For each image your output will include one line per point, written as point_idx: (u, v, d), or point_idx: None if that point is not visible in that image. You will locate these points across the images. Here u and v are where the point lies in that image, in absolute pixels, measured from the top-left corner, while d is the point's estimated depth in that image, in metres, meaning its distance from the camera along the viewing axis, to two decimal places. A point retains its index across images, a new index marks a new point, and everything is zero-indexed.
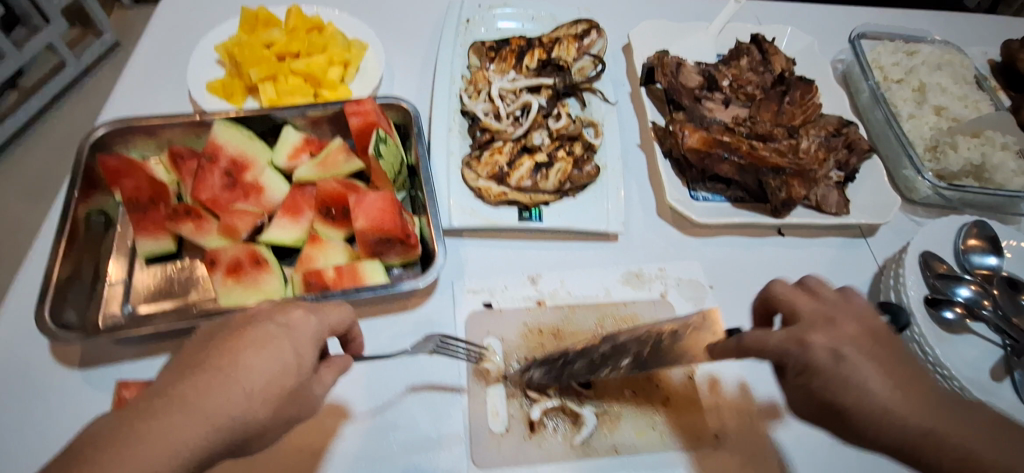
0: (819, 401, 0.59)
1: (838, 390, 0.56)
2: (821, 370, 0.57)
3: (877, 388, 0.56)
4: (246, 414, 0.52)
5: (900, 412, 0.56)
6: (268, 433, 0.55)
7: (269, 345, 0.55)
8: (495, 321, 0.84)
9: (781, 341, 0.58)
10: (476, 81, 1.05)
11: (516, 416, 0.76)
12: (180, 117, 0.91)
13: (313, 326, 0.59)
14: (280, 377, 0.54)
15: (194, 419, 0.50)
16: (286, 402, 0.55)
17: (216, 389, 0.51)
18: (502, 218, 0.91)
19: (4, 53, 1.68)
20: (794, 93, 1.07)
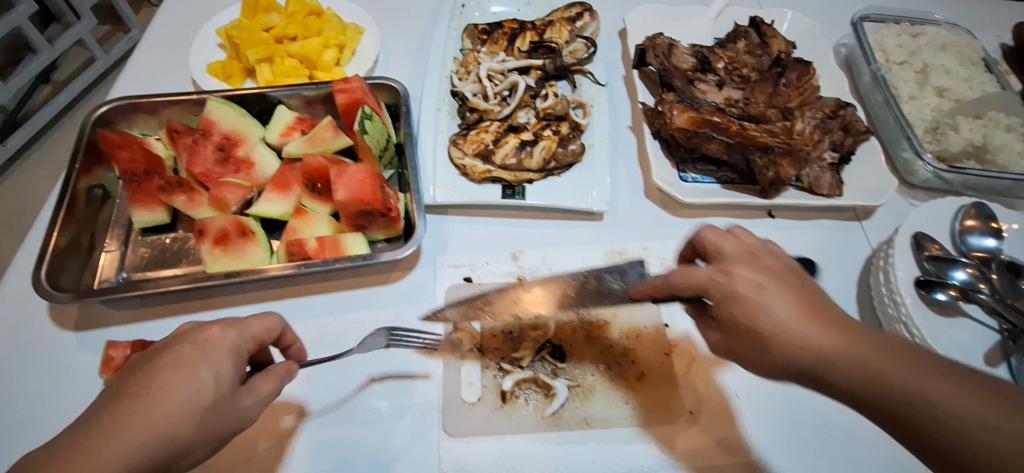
0: (734, 329, 0.60)
1: (750, 315, 0.58)
2: (738, 296, 0.59)
3: (784, 312, 0.58)
4: (168, 431, 0.53)
5: (812, 334, 0.57)
6: (198, 449, 0.56)
7: (186, 365, 0.55)
8: (475, 294, 0.85)
9: (705, 275, 0.61)
10: (468, 63, 1.06)
11: (489, 387, 0.76)
12: (180, 96, 0.95)
13: (233, 340, 0.59)
14: (194, 395, 0.54)
15: (116, 441, 0.51)
16: (211, 417, 0.55)
17: (137, 410, 0.53)
18: (486, 195, 0.92)
19: (38, 47, 1.77)
20: (790, 75, 1.05)
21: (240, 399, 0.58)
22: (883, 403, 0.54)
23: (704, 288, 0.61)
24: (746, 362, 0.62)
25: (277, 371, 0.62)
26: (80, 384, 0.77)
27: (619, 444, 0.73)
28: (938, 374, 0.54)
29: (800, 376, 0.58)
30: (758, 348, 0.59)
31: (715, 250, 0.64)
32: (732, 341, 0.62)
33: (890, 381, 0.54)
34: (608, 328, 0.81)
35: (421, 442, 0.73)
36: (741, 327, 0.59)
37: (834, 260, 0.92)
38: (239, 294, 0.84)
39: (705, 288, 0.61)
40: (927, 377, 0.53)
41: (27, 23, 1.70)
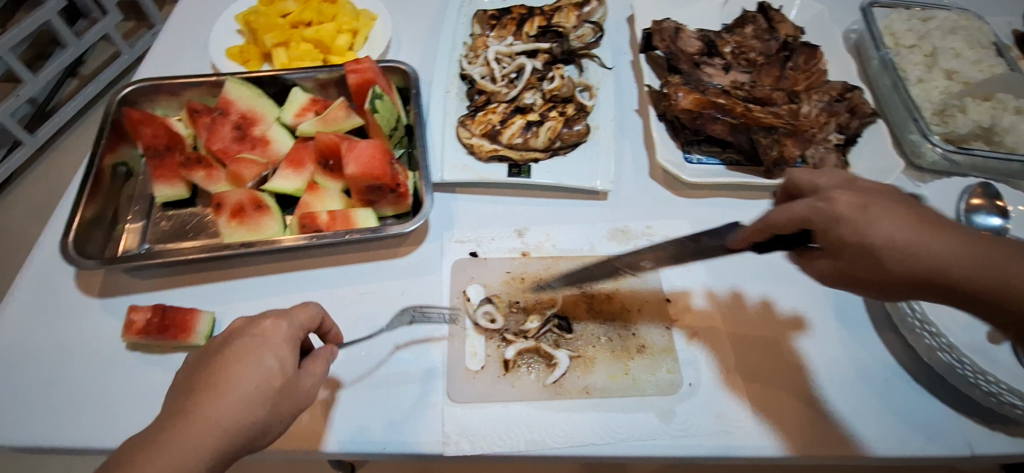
0: (843, 251, 0.61)
1: (860, 233, 0.59)
2: (843, 219, 0.60)
3: (897, 228, 0.59)
4: (247, 418, 0.55)
5: (929, 246, 0.58)
6: (269, 431, 0.58)
7: (253, 355, 0.57)
8: (480, 268, 0.87)
9: (808, 204, 0.62)
10: (477, 47, 1.08)
11: (492, 356, 0.79)
12: (199, 78, 0.99)
13: (288, 329, 0.61)
14: (264, 382, 0.57)
15: (201, 431, 0.53)
16: (280, 400, 0.58)
17: (215, 402, 0.54)
18: (492, 173, 0.94)
19: (66, 41, 1.83)
20: (797, 60, 1.06)
21: (301, 381, 0.61)
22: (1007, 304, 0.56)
23: (808, 220, 0.62)
24: (855, 282, 0.63)
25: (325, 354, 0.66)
26: (103, 347, 0.81)
27: (619, 412, 0.74)
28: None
29: (917, 288, 0.59)
30: (873, 265, 0.60)
31: (809, 188, 0.66)
32: (841, 266, 0.62)
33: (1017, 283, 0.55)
34: (611, 301, 0.84)
35: (425, 408, 0.75)
36: (856, 247, 0.60)
37: None
38: (252, 266, 0.88)
39: (809, 220, 0.62)
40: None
41: (56, 18, 1.76)
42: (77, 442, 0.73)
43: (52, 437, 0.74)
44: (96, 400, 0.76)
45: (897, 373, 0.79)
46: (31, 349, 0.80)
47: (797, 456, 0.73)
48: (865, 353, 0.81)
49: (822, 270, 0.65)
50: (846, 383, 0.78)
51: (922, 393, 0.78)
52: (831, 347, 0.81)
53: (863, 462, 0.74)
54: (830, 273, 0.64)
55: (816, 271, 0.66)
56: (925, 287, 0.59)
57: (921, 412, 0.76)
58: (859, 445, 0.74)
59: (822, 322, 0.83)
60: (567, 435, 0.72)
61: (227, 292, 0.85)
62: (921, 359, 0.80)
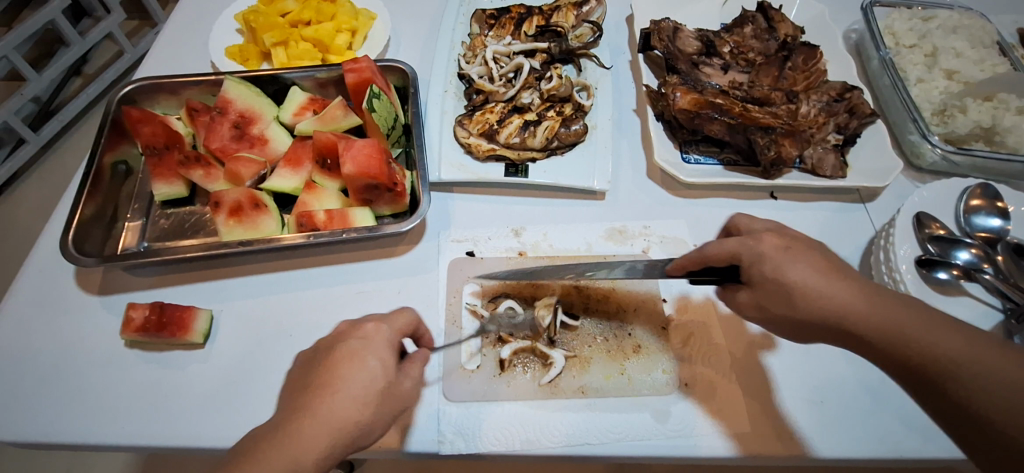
0: (763, 289, 0.64)
1: (778, 273, 0.63)
2: (763, 258, 0.64)
3: (807, 272, 0.62)
4: (355, 416, 0.58)
5: (835, 292, 0.61)
6: (375, 428, 0.60)
7: (357, 359, 0.60)
8: (477, 268, 0.87)
9: (736, 242, 0.66)
10: (475, 46, 1.08)
11: (488, 356, 0.79)
12: (198, 77, 0.99)
13: (387, 334, 0.63)
14: (369, 383, 0.59)
15: (315, 430, 0.56)
16: (383, 400, 0.60)
17: (328, 402, 0.57)
18: (489, 173, 0.94)
19: (69, 40, 1.84)
20: (795, 59, 1.04)
21: (401, 382, 0.63)
22: (896, 354, 0.59)
23: (736, 256, 0.66)
24: (768, 319, 0.66)
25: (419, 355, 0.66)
26: (102, 344, 0.81)
27: (613, 412, 0.74)
28: (943, 329, 0.58)
29: (819, 330, 0.62)
30: (787, 304, 0.63)
31: (747, 230, 0.70)
32: (757, 300, 0.66)
33: (904, 333, 0.58)
34: (608, 300, 0.84)
35: (422, 406, 0.75)
36: (775, 284, 0.63)
37: (836, 241, 0.92)
38: (248, 264, 0.88)
39: (738, 258, 0.66)
40: (945, 332, 0.57)
41: (60, 17, 1.77)
42: (79, 438, 0.74)
43: (53, 432, 0.75)
44: (95, 396, 0.77)
45: None
46: (31, 345, 0.81)
47: (792, 456, 0.73)
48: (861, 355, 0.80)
49: (745, 307, 0.68)
50: (840, 384, 0.78)
51: None
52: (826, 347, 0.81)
53: (856, 463, 0.74)
54: (750, 309, 0.67)
55: (743, 308, 0.68)
56: (827, 331, 0.62)
57: (917, 414, 0.76)
58: (853, 446, 0.74)
59: None
60: (562, 435, 0.72)
61: (224, 289, 0.86)
62: None
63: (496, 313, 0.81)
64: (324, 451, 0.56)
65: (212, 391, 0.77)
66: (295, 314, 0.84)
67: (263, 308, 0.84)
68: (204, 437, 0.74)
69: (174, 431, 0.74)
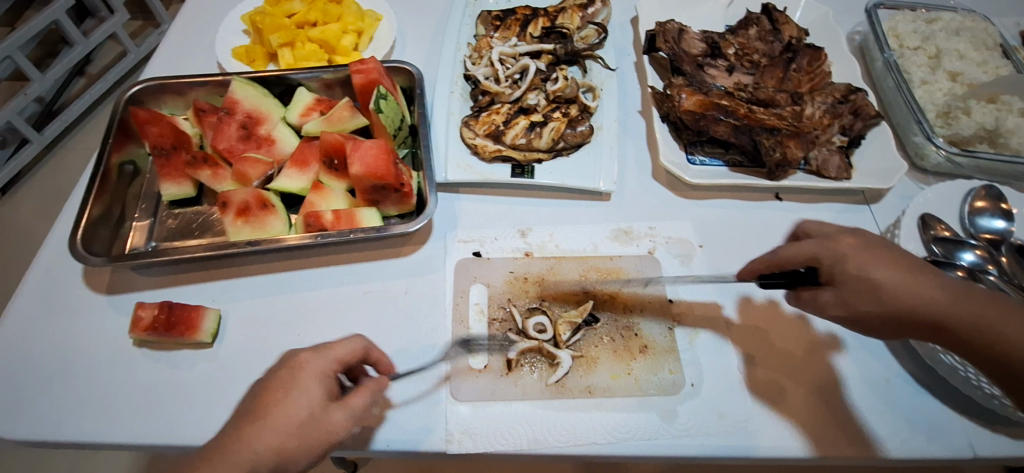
0: (852, 286, 0.63)
1: (863, 272, 0.62)
2: (847, 259, 0.64)
3: (889, 271, 0.62)
4: (272, 447, 0.59)
5: (922, 289, 0.62)
6: (299, 458, 0.61)
7: (283, 390, 0.62)
8: (483, 268, 0.87)
9: (813, 245, 0.67)
10: (481, 47, 1.08)
11: (495, 356, 0.79)
12: (205, 77, 0.99)
13: (320, 362, 0.65)
14: (291, 413, 0.61)
15: (228, 463, 0.58)
16: (306, 431, 0.61)
17: (246, 434, 0.59)
18: (496, 173, 0.95)
19: (74, 40, 1.85)
20: (801, 61, 1.05)
21: (330, 414, 0.62)
22: (982, 345, 0.60)
23: (815, 258, 0.66)
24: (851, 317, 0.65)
25: (369, 384, 0.67)
26: (110, 343, 0.82)
27: (620, 412, 0.74)
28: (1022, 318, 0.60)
29: (912, 324, 0.62)
30: (876, 300, 0.62)
31: (818, 232, 0.70)
32: (842, 297, 0.64)
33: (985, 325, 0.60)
34: (614, 301, 0.84)
35: (430, 406, 0.75)
36: (865, 281, 0.62)
37: None
38: (256, 264, 0.88)
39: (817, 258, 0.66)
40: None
41: (64, 17, 1.78)
42: (83, 437, 0.74)
43: (59, 432, 0.75)
44: (102, 396, 0.77)
45: (899, 374, 0.79)
46: (37, 345, 0.81)
47: (799, 456, 0.73)
48: (869, 356, 0.81)
49: (827, 308, 0.65)
50: (848, 384, 0.78)
51: (924, 394, 0.78)
52: (832, 346, 0.81)
53: (863, 463, 0.74)
54: (834, 310, 0.65)
55: (823, 309, 0.66)
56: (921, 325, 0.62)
57: (923, 414, 0.76)
58: (861, 446, 0.74)
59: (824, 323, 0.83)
60: (569, 435, 0.73)
61: (232, 289, 0.86)
62: (925, 363, 0.79)
63: (528, 334, 0.80)
64: None
65: (218, 391, 0.78)
66: (302, 314, 0.84)
67: (270, 307, 0.84)
68: (211, 437, 0.74)
69: (180, 431, 0.75)
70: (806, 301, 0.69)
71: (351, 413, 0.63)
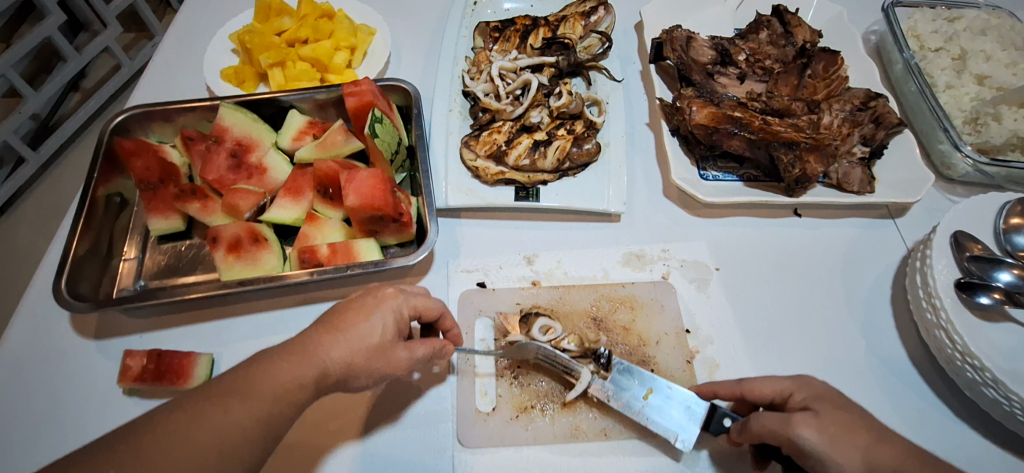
0: (832, 418, 0.60)
1: (840, 410, 0.61)
2: (821, 399, 0.62)
3: (858, 419, 0.61)
4: (342, 361, 0.59)
5: (888, 446, 0.59)
6: (360, 376, 0.61)
7: (362, 314, 0.62)
8: (488, 300, 0.82)
9: (787, 383, 0.65)
10: (480, 61, 1.04)
11: (504, 397, 0.74)
12: (193, 102, 0.95)
13: (399, 301, 0.64)
14: (364, 337, 0.60)
15: (302, 364, 0.58)
16: (373, 357, 0.60)
17: (324, 342, 0.59)
18: (498, 197, 0.89)
19: (66, 56, 1.82)
20: (816, 66, 1.01)
21: (396, 350, 0.62)
22: None
23: (785, 396, 0.64)
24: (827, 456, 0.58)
25: (434, 340, 0.66)
26: (98, 392, 0.78)
27: (639, 456, 0.70)
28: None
29: None
30: (851, 443, 0.58)
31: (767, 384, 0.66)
32: (821, 425, 0.59)
33: None
34: (628, 333, 0.79)
35: (436, 454, 0.71)
36: (842, 416, 0.60)
37: (866, 260, 0.87)
38: (250, 302, 0.84)
39: (787, 393, 0.65)
40: None
41: (57, 34, 1.74)
42: None
43: None
44: None
45: (934, 405, 0.75)
46: (22, 396, 0.77)
47: None
48: (902, 387, 0.76)
49: (803, 430, 0.58)
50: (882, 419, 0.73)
51: (963, 429, 0.73)
52: (860, 375, 0.77)
53: None
54: (808, 430, 0.58)
55: (795, 435, 0.58)
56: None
57: (964, 449, 0.72)
58: None
59: (852, 350, 0.79)
60: None
61: (225, 331, 0.82)
62: (964, 394, 0.75)
63: (533, 337, 0.76)
64: (298, 390, 0.58)
65: None
66: None
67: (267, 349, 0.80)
68: None
69: None
70: (765, 433, 0.61)
71: (412, 358, 0.63)
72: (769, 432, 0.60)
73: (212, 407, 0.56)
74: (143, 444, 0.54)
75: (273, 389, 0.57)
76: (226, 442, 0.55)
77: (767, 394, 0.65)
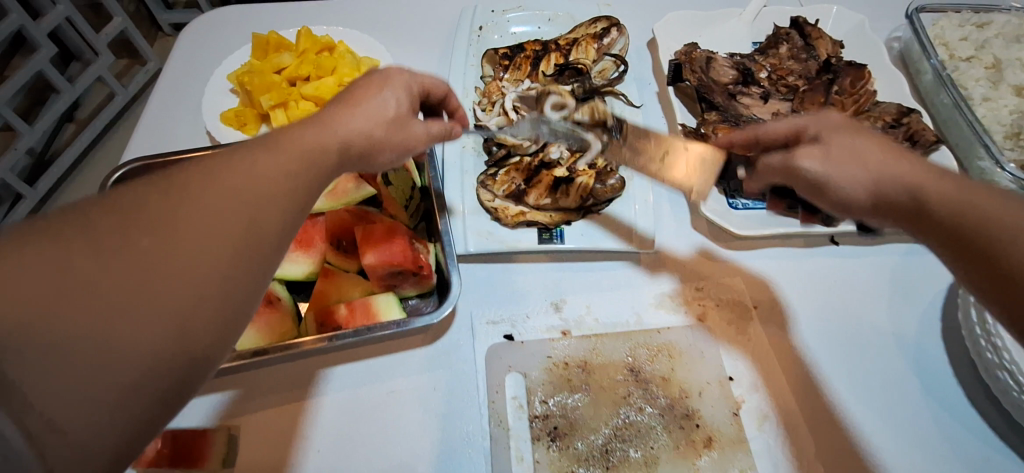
0: (839, 146, 0.61)
1: (854, 145, 0.60)
2: (835, 129, 0.62)
3: (871, 152, 0.60)
4: (362, 128, 0.59)
5: (901, 160, 0.60)
6: (381, 151, 0.61)
7: (376, 88, 0.63)
8: (517, 354, 0.78)
9: (793, 122, 0.66)
10: (491, 92, 0.99)
11: (542, 462, 0.70)
12: (194, 151, 0.90)
13: (407, 80, 0.66)
14: (381, 106, 0.61)
15: (323, 131, 0.56)
16: (391, 128, 0.61)
17: (343, 114, 0.59)
18: (521, 241, 0.85)
19: (60, 88, 1.77)
20: (843, 82, 0.97)
21: (411, 124, 0.64)
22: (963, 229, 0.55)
23: (798, 130, 0.65)
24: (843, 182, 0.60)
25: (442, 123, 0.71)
26: None
27: None
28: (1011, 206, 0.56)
29: (891, 195, 0.59)
30: (858, 162, 0.59)
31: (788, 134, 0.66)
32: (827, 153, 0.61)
33: (979, 211, 0.55)
34: (668, 384, 0.75)
35: None
36: (854, 141, 0.61)
37: (911, 290, 0.83)
38: (268, 367, 0.77)
39: (799, 129, 0.65)
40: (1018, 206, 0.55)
41: (49, 67, 1.70)
42: None
43: None
44: None
45: (997, 448, 0.71)
46: None
47: None
48: (960, 429, 0.72)
49: (805, 161, 0.61)
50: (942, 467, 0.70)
51: None
52: (915, 418, 0.73)
53: None
54: (810, 161, 0.61)
55: (798, 167, 0.62)
56: (892, 186, 0.59)
57: None
58: None
59: (907, 389, 0.75)
60: None
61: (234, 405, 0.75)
62: None
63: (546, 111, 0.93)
64: (322, 152, 0.55)
65: None
66: (318, 424, 0.73)
67: (285, 416, 0.74)
68: None
69: None
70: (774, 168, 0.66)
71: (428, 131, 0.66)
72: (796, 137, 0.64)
73: (231, 165, 0.49)
74: (158, 207, 0.44)
75: (298, 148, 0.53)
76: (252, 193, 0.49)
77: (781, 133, 0.66)
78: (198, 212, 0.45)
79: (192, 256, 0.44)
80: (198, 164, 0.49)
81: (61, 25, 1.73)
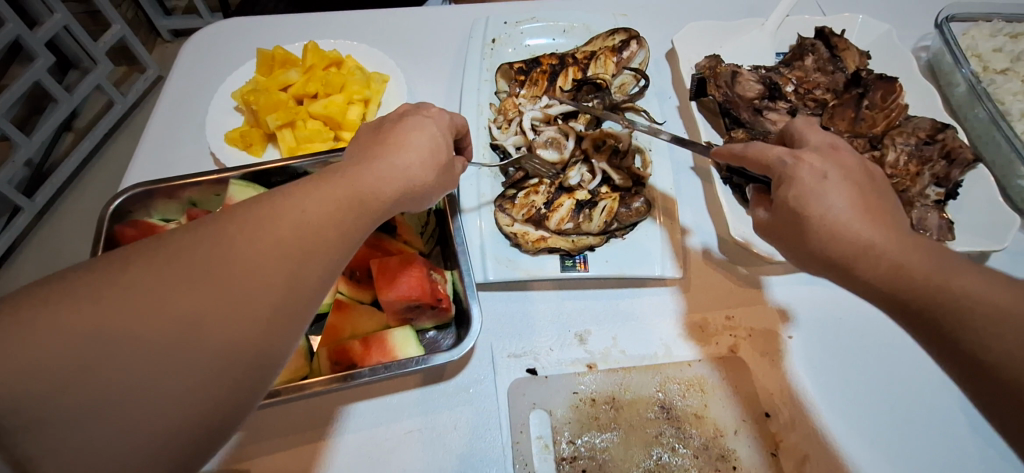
0: (786, 212, 0.61)
1: (803, 201, 0.59)
2: (799, 183, 0.60)
3: (832, 208, 0.57)
4: (419, 167, 0.60)
5: (861, 222, 0.57)
6: (428, 194, 0.63)
7: (422, 126, 0.63)
8: (542, 390, 0.74)
9: (778, 155, 0.62)
10: (507, 109, 0.95)
11: None
12: (199, 175, 0.86)
13: (445, 118, 0.66)
14: (432, 146, 0.62)
15: (382, 171, 0.58)
16: (439, 173, 0.63)
17: (393, 154, 0.59)
18: (543, 268, 0.81)
19: (57, 97, 1.73)
20: (873, 96, 0.92)
21: (455, 167, 0.66)
22: (902, 304, 0.55)
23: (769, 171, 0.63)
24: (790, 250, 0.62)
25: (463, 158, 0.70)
26: None
27: None
28: (980, 283, 0.52)
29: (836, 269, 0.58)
30: (802, 234, 0.60)
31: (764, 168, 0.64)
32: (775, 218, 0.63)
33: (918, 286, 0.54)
34: (701, 422, 0.72)
35: None
36: (803, 204, 0.59)
37: None
38: (280, 408, 0.73)
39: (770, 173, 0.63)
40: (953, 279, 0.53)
41: (46, 77, 1.66)
42: None
43: None
44: None
45: None
46: None
47: None
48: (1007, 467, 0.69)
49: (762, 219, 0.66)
50: None
51: None
52: (958, 457, 0.70)
53: None
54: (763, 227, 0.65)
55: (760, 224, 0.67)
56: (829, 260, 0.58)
57: None
58: None
59: (952, 426, 0.72)
60: None
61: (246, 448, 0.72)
62: None
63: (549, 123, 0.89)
64: (376, 195, 0.57)
65: None
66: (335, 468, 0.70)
67: (300, 459, 0.70)
68: None
69: None
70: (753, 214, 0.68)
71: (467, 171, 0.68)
72: (779, 185, 0.61)
73: (285, 210, 0.52)
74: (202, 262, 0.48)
75: (351, 189, 0.56)
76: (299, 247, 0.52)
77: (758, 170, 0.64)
78: (242, 263, 0.49)
79: (249, 291, 0.48)
80: (262, 197, 0.53)
81: (59, 33, 1.69)
